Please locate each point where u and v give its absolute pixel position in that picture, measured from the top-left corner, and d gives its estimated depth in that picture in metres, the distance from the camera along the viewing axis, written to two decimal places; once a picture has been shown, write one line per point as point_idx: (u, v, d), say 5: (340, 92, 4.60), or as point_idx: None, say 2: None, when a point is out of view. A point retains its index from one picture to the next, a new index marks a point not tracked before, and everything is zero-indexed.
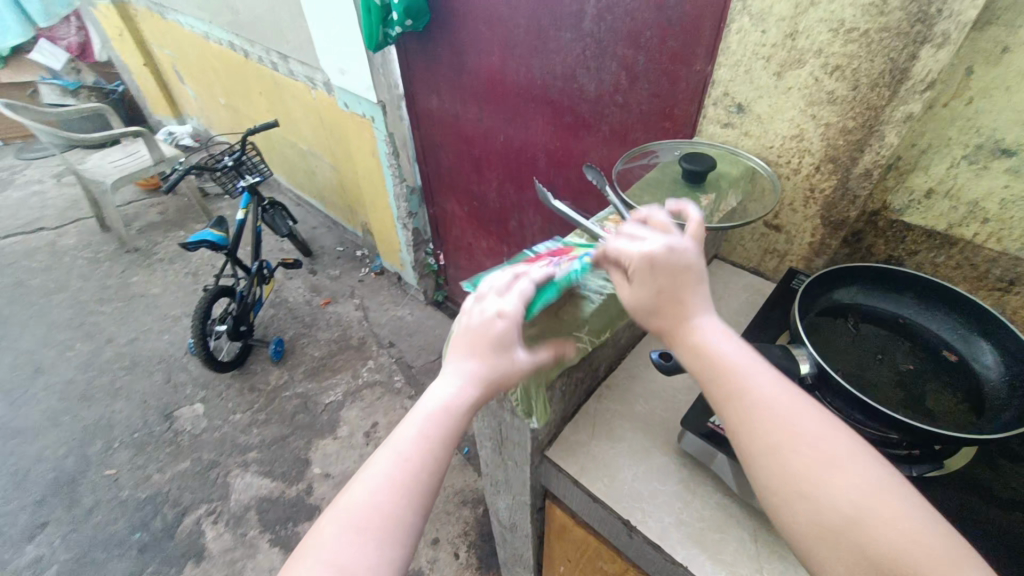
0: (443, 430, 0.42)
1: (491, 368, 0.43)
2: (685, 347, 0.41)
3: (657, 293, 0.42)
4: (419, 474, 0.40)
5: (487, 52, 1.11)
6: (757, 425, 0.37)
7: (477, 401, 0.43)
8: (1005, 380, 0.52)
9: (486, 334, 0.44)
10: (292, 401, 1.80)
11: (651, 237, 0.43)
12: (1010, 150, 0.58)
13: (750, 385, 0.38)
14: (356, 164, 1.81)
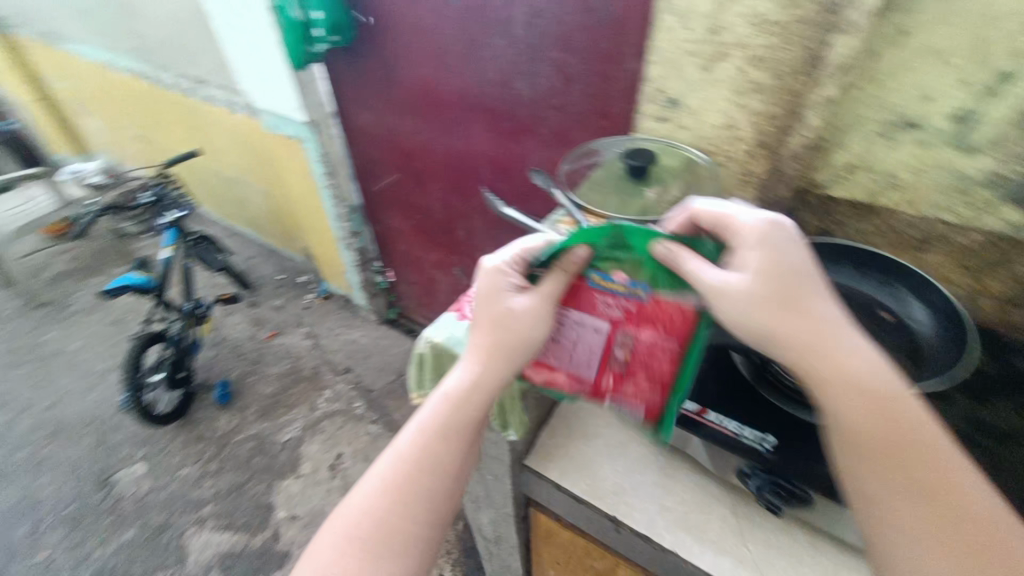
0: (439, 422, 0.46)
1: (484, 358, 0.46)
2: (823, 358, 0.39)
3: (774, 283, 0.40)
4: (411, 474, 0.44)
5: (417, 63, 1.09)
6: (870, 434, 0.38)
7: (471, 391, 0.46)
8: (939, 335, 0.55)
9: (486, 316, 0.47)
10: (246, 445, 1.69)
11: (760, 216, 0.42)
12: (915, 124, 0.63)
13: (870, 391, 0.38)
14: (291, 188, 1.73)
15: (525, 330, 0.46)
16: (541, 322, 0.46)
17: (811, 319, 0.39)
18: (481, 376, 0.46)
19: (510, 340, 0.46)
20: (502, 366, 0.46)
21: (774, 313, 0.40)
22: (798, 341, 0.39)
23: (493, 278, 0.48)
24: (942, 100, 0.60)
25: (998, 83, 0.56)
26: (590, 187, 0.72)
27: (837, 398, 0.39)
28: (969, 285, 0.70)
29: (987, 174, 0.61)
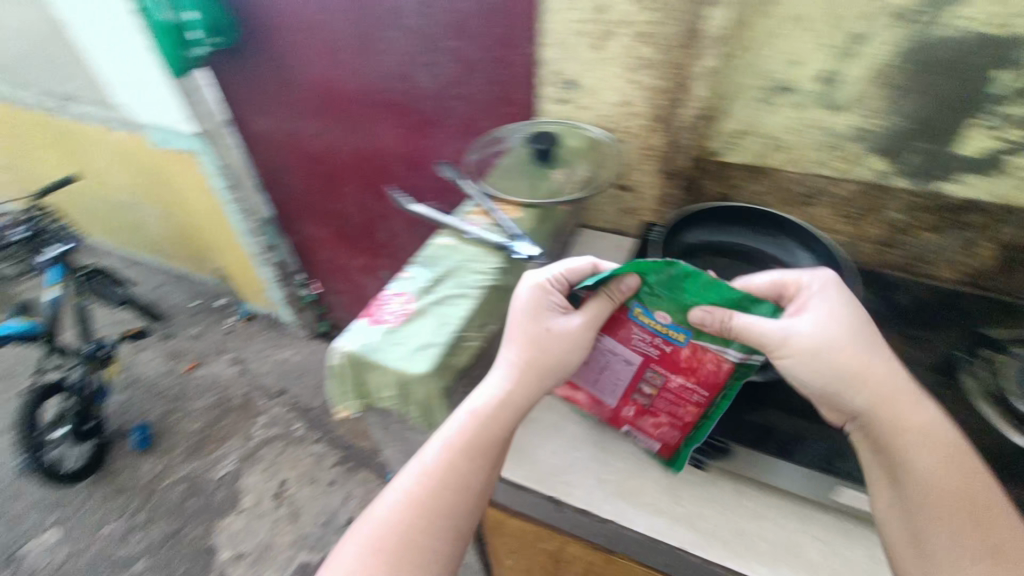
0: (467, 437, 0.46)
1: (513, 376, 0.49)
2: (876, 401, 0.43)
3: (848, 333, 0.44)
4: (436, 487, 0.44)
5: (310, 61, 1.03)
6: (920, 455, 0.41)
7: (502, 410, 0.47)
8: (829, 279, 0.60)
9: (524, 336, 0.50)
10: (176, 489, 1.56)
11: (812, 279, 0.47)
12: (789, 88, 0.67)
13: (926, 424, 0.42)
14: (190, 207, 1.60)
15: (555, 351, 0.50)
16: (573, 345, 0.50)
17: (880, 363, 0.44)
18: (514, 396, 0.48)
19: (545, 360, 0.49)
20: (534, 385, 0.49)
21: (845, 359, 0.44)
22: (852, 380, 0.44)
23: (529, 293, 0.52)
24: (809, 63, 0.64)
25: (853, 44, 0.61)
26: (498, 174, 0.71)
27: (896, 437, 0.42)
28: (852, 232, 0.76)
29: (853, 129, 0.67)
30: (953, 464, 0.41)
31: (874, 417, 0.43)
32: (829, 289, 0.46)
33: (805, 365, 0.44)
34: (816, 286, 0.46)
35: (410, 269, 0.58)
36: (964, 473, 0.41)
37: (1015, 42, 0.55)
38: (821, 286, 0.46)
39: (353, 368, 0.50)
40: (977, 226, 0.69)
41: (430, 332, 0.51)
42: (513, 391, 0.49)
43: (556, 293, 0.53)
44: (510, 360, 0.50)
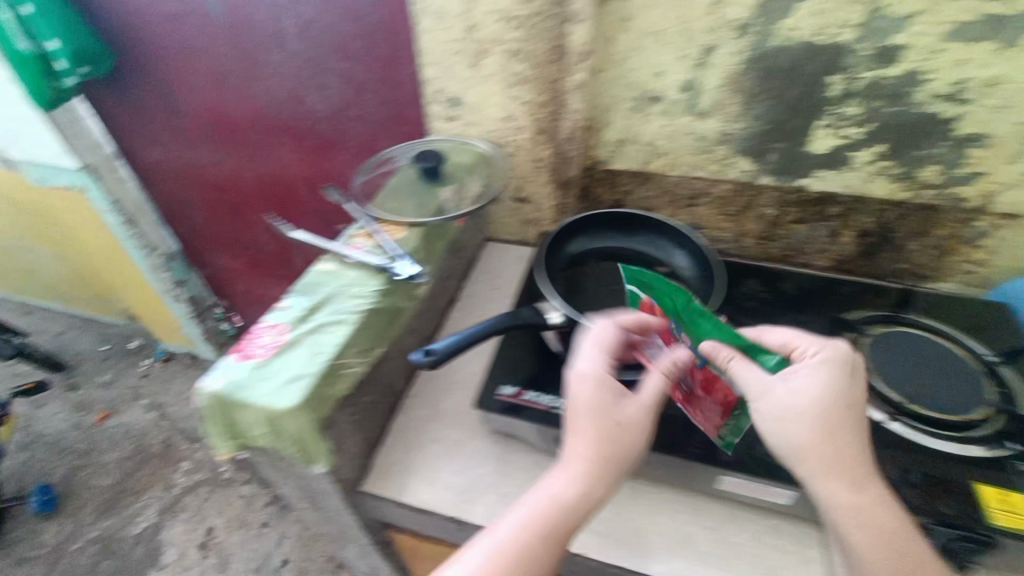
0: (544, 522, 0.46)
1: (599, 458, 0.47)
2: (824, 477, 0.45)
3: (817, 409, 0.47)
4: (519, 569, 0.44)
5: (196, 88, 0.99)
6: (861, 543, 0.44)
7: (582, 494, 0.47)
8: (697, 275, 0.67)
9: (603, 413, 0.48)
10: (87, 552, 1.43)
11: (812, 348, 0.50)
12: (657, 97, 0.71)
13: (872, 507, 0.45)
14: (85, 246, 1.49)
15: (625, 444, 0.48)
16: (642, 430, 0.49)
17: (831, 447, 0.46)
18: (596, 482, 0.47)
19: (618, 451, 0.48)
20: (609, 475, 0.48)
21: (803, 434, 0.46)
22: (820, 453, 0.46)
23: (593, 377, 0.50)
24: (671, 74, 0.68)
25: (705, 55, 0.65)
26: (385, 195, 0.71)
27: (839, 510, 0.45)
28: (735, 228, 0.82)
29: (719, 133, 0.72)
30: (899, 544, 0.44)
31: (816, 496, 0.46)
32: (832, 362, 0.49)
33: (777, 424, 0.47)
34: (818, 356, 0.50)
35: (286, 300, 0.56)
36: (909, 549, 0.44)
37: (839, 49, 0.60)
38: (825, 356, 0.49)
39: (220, 409, 0.48)
40: (837, 216, 0.75)
41: (303, 364, 0.49)
42: (596, 479, 0.47)
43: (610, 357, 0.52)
44: (586, 445, 0.48)
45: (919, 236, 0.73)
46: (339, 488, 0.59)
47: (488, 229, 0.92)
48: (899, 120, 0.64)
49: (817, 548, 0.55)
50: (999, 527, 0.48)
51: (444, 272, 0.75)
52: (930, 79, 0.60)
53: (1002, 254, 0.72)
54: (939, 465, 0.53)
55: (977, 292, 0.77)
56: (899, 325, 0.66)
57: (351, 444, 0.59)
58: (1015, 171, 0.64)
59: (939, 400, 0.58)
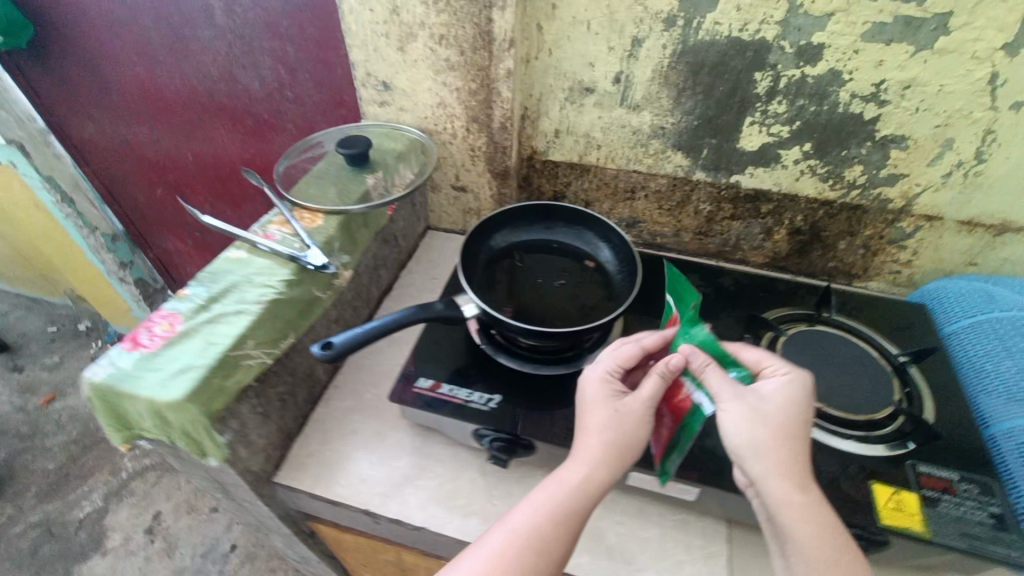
0: (557, 505, 0.45)
1: (606, 442, 0.47)
2: (771, 475, 0.44)
3: (784, 418, 0.46)
4: (528, 552, 0.43)
5: (126, 63, 0.95)
6: (806, 543, 0.43)
7: (593, 477, 0.46)
8: (619, 270, 0.69)
9: (606, 402, 0.49)
10: (28, 537, 1.38)
11: (775, 368, 0.49)
12: (590, 88, 0.70)
13: (818, 512, 0.44)
14: (22, 224, 1.42)
15: (629, 433, 0.48)
16: (644, 424, 0.48)
17: (790, 451, 0.45)
18: (607, 465, 0.46)
19: (621, 440, 0.47)
20: (615, 464, 0.47)
21: (768, 437, 0.45)
22: (775, 453, 0.45)
23: (600, 378, 0.51)
24: (602, 65, 0.67)
25: (634, 47, 0.64)
26: (309, 181, 0.69)
27: (782, 509, 0.43)
28: (673, 223, 0.82)
29: (652, 127, 0.71)
30: (841, 551, 0.43)
31: (763, 492, 0.45)
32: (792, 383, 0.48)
33: (748, 426, 0.45)
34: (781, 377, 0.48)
35: (188, 289, 0.55)
36: (848, 557, 0.43)
37: (764, 46, 0.60)
38: (791, 379, 0.48)
39: (105, 401, 0.47)
40: (770, 213, 0.75)
41: (191, 355, 0.48)
42: (604, 461, 0.47)
43: (613, 359, 0.52)
44: (593, 430, 0.48)
45: (847, 236, 0.74)
46: (248, 481, 0.57)
47: (428, 218, 0.90)
48: (823, 119, 0.64)
49: (720, 542, 0.57)
50: (886, 526, 0.50)
51: (373, 261, 0.74)
52: (852, 79, 0.60)
53: (924, 255, 0.73)
54: (839, 463, 0.54)
55: (903, 292, 0.79)
56: (818, 325, 0.67)
57: (260, 436, 0.57)
58: (935, 173, 0.65)
59: (847, 401, 0.58)
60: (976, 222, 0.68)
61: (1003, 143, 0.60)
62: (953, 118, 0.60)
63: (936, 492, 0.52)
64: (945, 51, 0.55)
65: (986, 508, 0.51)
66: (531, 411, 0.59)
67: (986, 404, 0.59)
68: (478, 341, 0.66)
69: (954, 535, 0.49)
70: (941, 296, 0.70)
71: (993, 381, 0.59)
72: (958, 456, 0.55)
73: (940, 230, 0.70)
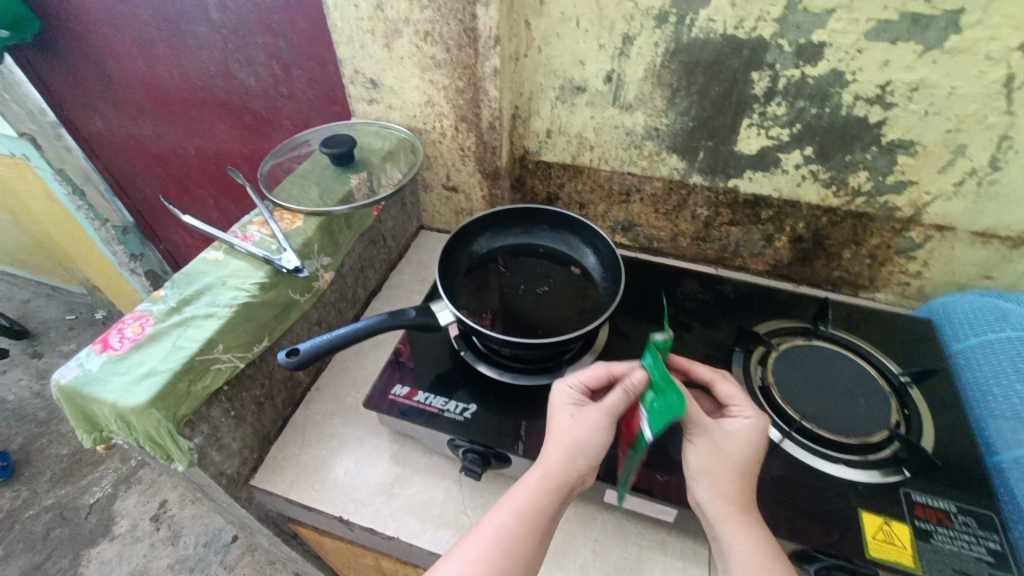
0: (521, 507, 0.43)
1: (566, 445, 0.45)
2: (719, 495, 0.44)
3: (741, 455, 0.45)
4: (497, 554, 0.41)
5: (128, 58, 0.96)
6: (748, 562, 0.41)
7: (557, 480, 0.44)
8: (603, 277, 0.67)
9: (568, 410, 0.48)
10: (41, 519, 1.40)
11: (742, 407, 0.48)
12: (581, 87, 0.68)
13: (764, 550, 0.42)
14: (38, 215, 1.45)
15: (588, 435, 0.46)
16: (603, 431, 0.46)
17: (740, 487, 0.44)
18: (569, 467, 0.45)
19: (581, 441, 0.46)
20: (575, 465, 0.45)
21: (723, 471, 0.44)
22: (727, 480, 0.44)
23: (565, 388, 0.50)
24: (593, 63, 0.65)
25: (625, 45, 0.62)
26: (292, 181, 0.69)
27: (726, 527, 0.43)
28: (669, 228, 0.79)
29: (646, 128, 0.69)
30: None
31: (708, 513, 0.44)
32: (756, 421, 0.47)
33: (703, 459, 0.45)
34: (749, 415, 0.47)
35: (161, 290, 0.55)
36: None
37: (761, 44, 0.57)
38: (757, 418, 0.47)
39: (73, 404, 0.48)
40: (770, 219, 0.72)
41: (159, 360, 0.49)
42: (567, 463, 0.45)
43: (579, 376, 0.51)
44: (555, 434, 0.47)
45: (852, 245, 0.70)
46: (222, 483, 0.57)
47: (422, 217, 0.89)
48: (824, 123, 0.61)
49: (700, 565, 0.54)
50: (873, 558, 0.47)
51: (358, 262, 0.73)
52: (855, 81, 0.56)
53: (936, 267, 0.69)
54: (826, 489, 0.51)
55: (912, 305, 0.75)
56: (815, 339, 0.64)
57: (233, 439, 0.57)
58: (947, 181, 0.61)
59: (839, 422, 0.55)
60: (992, 233, 0.63)
61: (1019, 151, 0.56)
62: (966, 122, 0.56)
63: (931, 524, 0.48)
64: (956, 51, 0.51)
65: (985, 543, 0.47)
66: (506, 421, 0.57)
67: (991, 429, 0.55)
68: (457, 346, 0.65)
69: (946, 571, 0.45)
70: (947, 317, 0.66)
71: (999, 405, 0.56)
72: (957, 485, 0.51)
73: (953, 241, 0.66)
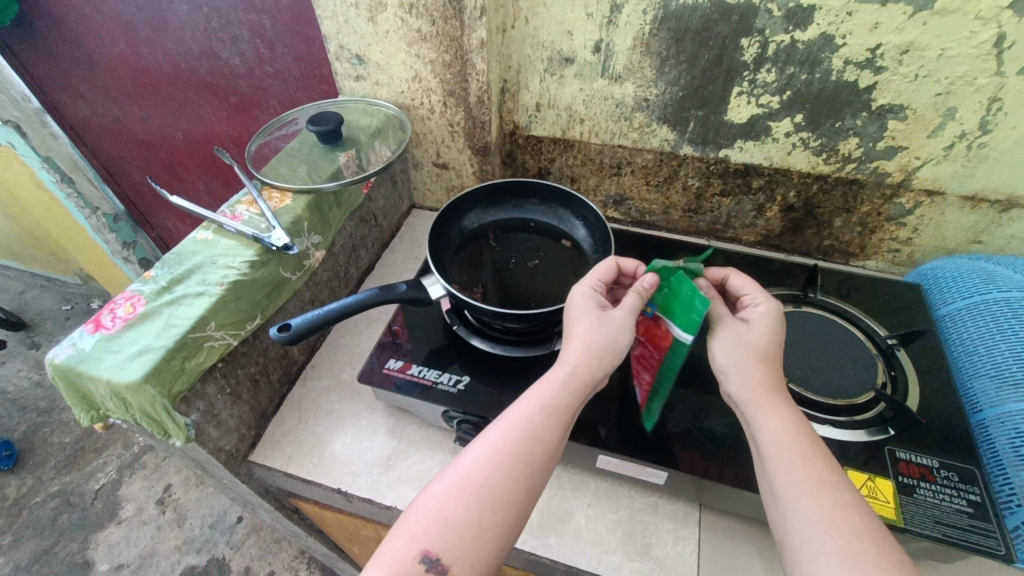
0: (545, 399, 0.44)
1: (590, 343, 0.46)
2: (750, 381, 0.45)
3: (763, 342, 0.46)
4: (523, 443, 0.42)
5: (110, 40, 0.94)
6: (781, 440, 0.42)
7: (580, 375, 0.45)
8: (594, 250, 0.67)
9: (590, 312, 0.48)
10: (46, 505, 1.42)
11: (756, 296, 0.49)
12: (570, 59, 0.67)
13: (791, 427, 0.43)
14: (27, 206, 1.44)
15: (614, 336, 0.46)
16: (627, 331, 0.47)
17: (768, 372, 0.45)
18: (592, 364, 0.45)
19: (604, 344, 0.46)
20: (598, 362, 0.45)
21: (749, 359, 0.46)
22: (753, 367, 0.45)
23: (584, 292, 0.50)
24: (581, 33, 0.64)
25: (613, 13, 0.61)
26: (280, 160, 0.68)
27: (760, 410, 0.44)
28: (660, 200, 0.79)
29: (635, 99, 0.68)
30: (817, 461, 0.41)
31: (740, 401, 0.45)
32: (772, 306, 0.48)
33: (728, 352, 0.46)
34: (761, 301, 0.48)
35: (152, 270, 0.55)
36: (824, 472, 0.40)
37: (750, 9, 0.56)
38: (774, 304, 0.48)
39: (67, 381, 0.48)
40: (761, 189, 0.72)
41: (152, 337, 0.49)
42: (589, 362, 0.45)
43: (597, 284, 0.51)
44: (578, 333, 0.47)
45: (843, 212, 0.71)
46: (221, 460, 0.58)
47: (413, 196, 0.88)
48: (815, 88, 0.60)
49: (691, 526, 0.56)
50: None
51: (350, 241, 0.73)
52: (845, 44, 0.56)
53: (926, 233, 0.70)
54: None
55: (902, 272, 0.75)
56: (804, 306, 0.65)
57: (229, 417, 0.57)
58: (936, 145, 0.61)
59: (826, 385, 0.56)
60: (980, 197, 0.64)
61: (1009, 113, 0.56)
62: (956, 85, 0.55)
63: (914, 479, 0.49)
64: (947, 11, 0.51)
65: (966, 496, 0.48)
66: (499, 392, 0.58)
67: (978, 387, 0.56)
68: (451, 321, 0.65)
69: (928, 524, 0.47)
70: (937, 281, 0.66)
71: (984, 364, 0.56)
72: (941, 441, 0.52)
73: (942, 206, 0.66)
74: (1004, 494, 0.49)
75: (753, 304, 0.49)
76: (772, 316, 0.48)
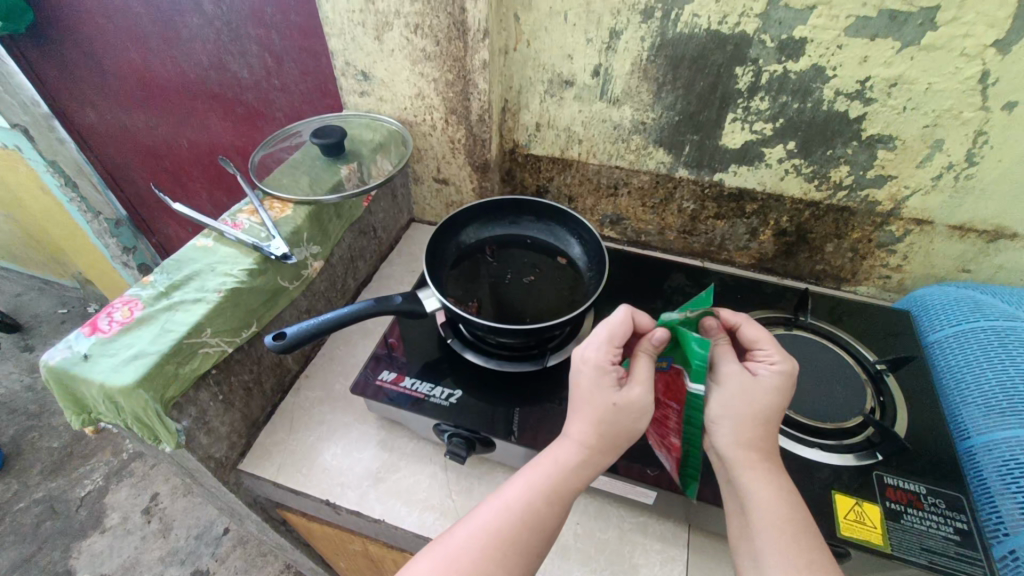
0: (548, 484, 0.44)
1: (604, 430, 0.44)
2: (741, 441, 0.44)
3: (762, 401, 0.44)
4: (521, 528, 0.42)
5: (122, 49, 0.97)
6: (768, 509, 0.42)
7: (586, 464, 0.44)
8: (590, 268, 0.68)
9: (606, 394, 0.45)
10: (31, 511, 1.40)
11: (774, 355, 0.47)
12: (570, 81, 0.69)
13: (784, 499, 0.43)
14: (29, 208, 1.45)
15: (628, 421, 0.44)
16: (644, 415, 0.44)
17: (762, 434, 0.44)
18: (600, 453, 0.44)
19: (618, 431, 0.44)
20: (607, 450, 0.45)
21: (746, 417, 0.44)
22: (746, 427, 0.44)
23: (598, 365, 0.46)
24: (581, 57, 0.66)
25: (613, 39, 0.63)
26: (282, 172, 0.69)
27: (749, 476, 0.43)
28: (656, 221, 0.80)
29: (633, 121, 0.70)
30: (806, 538, 0.41)
31: (727, 460, 0.44)
32: (784, 369, 0.46)
33: (725, 405, 0.45)
34: (778, 363, 0.46)
35: (151, 276, 0.56)
36: (814, 551, 0.41)
37: (744, 39, 0.58)
38: (789, 368, 0.46)
39: (61, 384, 0.49)
40: (754, 213, 0.73)
41: (148, 343, 0.49)
42: (596, 450, 0.44)
43: (609, 352, 0.47)
44: (592, 413, 0.45)
45: (835, 238, 0.72)
46: (209, 470, 0.57)
47: (412, 210, 0.90)
48: (807, 117, 0.62)
49: (680, 547, 0.56)
50: (845, 537, 0.48)
51: (348, 253, 0.74)
52: (835, 76, 0.58)
53: (915, 260, 0.71)
54: (803, 473, 0.52)
55: (892, 298, 0.76)
56: (795, 329, 0.66)
57: (220, 425, 0.57)
58: (925, 175, 0.62)
59: (816, 409, 0.56)
60: (969, 227, 0.65)
61: (994, 146, 0.57)
62: (943, 118, 0.57)
63: (901, 505, 0.50)
64: (933, 48, 0.53)
65: (953, 523, 0.48)
66: (491, 407, 0.58)
67: (967, 415, 0.56)
68: (445, 335, 0.65)
69: (915, 550, 0.47)
70: (926, 308, 0.67)
71: (972, 393, 0.56)
72: (929, 468, 0.52)
73: (931, 235, 0.67)
74: (992, 521, 0.49)
75: (769, 362, 0.47)
76: (783, 382, 0.45)
